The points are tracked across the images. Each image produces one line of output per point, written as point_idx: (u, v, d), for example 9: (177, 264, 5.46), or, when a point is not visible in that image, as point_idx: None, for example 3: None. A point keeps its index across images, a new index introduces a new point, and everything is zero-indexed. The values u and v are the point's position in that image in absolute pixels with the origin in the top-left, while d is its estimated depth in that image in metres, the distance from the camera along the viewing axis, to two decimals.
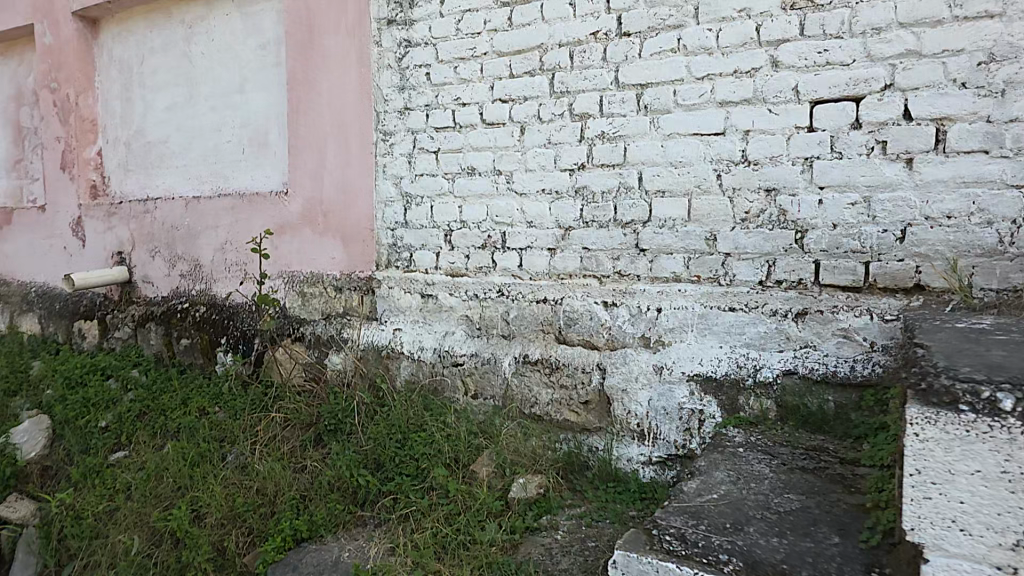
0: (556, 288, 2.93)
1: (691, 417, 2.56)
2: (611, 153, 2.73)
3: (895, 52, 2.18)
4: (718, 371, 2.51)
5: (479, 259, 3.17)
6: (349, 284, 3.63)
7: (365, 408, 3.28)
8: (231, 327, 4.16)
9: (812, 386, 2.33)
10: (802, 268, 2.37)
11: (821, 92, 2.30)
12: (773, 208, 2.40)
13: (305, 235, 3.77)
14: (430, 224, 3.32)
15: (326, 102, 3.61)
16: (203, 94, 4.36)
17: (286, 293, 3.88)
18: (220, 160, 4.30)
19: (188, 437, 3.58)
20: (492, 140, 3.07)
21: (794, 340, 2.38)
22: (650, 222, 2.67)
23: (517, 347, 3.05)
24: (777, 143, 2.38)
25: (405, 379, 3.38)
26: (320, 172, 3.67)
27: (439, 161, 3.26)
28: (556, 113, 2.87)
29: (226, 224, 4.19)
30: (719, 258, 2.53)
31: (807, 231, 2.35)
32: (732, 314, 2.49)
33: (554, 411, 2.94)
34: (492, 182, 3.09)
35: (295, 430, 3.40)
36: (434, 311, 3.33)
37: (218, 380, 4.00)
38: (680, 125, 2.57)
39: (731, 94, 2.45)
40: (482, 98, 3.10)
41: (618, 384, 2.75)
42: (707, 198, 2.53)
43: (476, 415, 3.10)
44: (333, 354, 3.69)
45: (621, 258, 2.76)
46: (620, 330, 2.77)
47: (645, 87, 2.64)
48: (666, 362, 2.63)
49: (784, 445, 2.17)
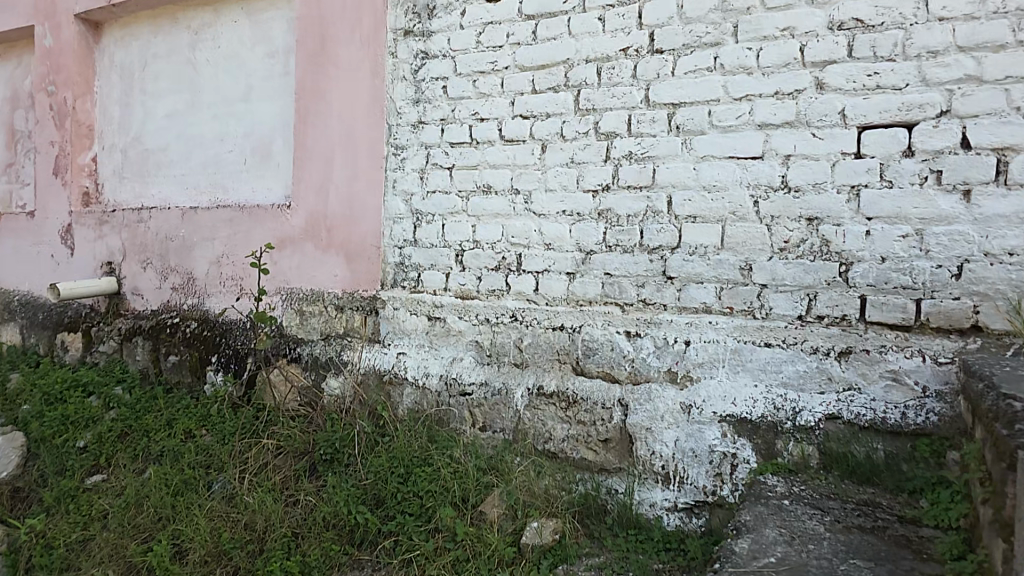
0: (574, 315, 2.75)
1: (722, 461, 2.37)
2: (639, 173, 2.58)
3: (951, 78, 2.05)
4: (753, 413, 2.33)
5: (492, 281, 2.99)
6: (351, 303, 3.43)
7: (364, 439, 3.06)
8: (223, 345, 3.93)
9: (858, 431, 2.15)
10: (847, 304, 2.21)
11: (871, 117, 2.15)
12: (815, 238, 2.25)
13: (307, 249, 3.58)
14: (441, 243, 3.15)
15: (335, 113, 3.46)
16: (206, 101, 4.20)
17: (284, 310, 3.67)
18: (220, 170, 4.13)
19: (173, 462, 3.35)
20: (511, 157, 2.92)
21: (837, 380, 2.21)
22: (680, 248, 2.50)
23: (530, 377, 2.85)
24: (821, 169, 2.23)
25: (407, 407, 3.16)
26: (326, 185, 3.50)
27: (453, 178, 3.10)
28: (580, 131, 2.73)
29: (224, 237, 4.00)
30: (753, 289, 2.37)
31: (853, 263, 2.19)
32: (768, 350, 2.32)
33: (569, 448, 2.73)
34: (509, 201, 2.93)
35: (287, 458, 3.16)
36: (442, 336, 3.13)
37: (207, 401, 3.75)
38: (715, 147, 2.42)
39: (771, 116, 2.31)
40: (502, 114, 2.95)
41: (641, 422, 2.56)
42: (743, 225, 2.37)
43: (483, 449, 2.89)
44: (331, 378, 3.43)
45: (647, 286, 2.58)
46: (644, 362, 2.58)
47: (677, 107, 2.50)
48: (695, 401, 2.45)
49: (833, 499, 2.01)
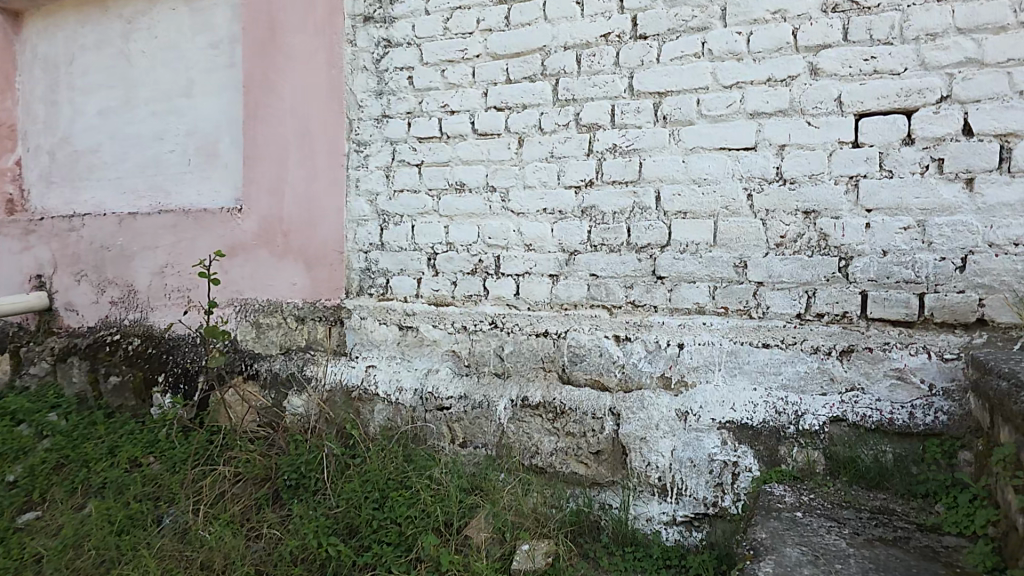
0: (558, 321, 2.58)
1: (723, 471, 2.23)
2: (625, 167, 2.43)
3: (951, 61, 1.97)
4: (754, 418, 2.19)
5: (468, 286, 2.78)
6: (313, 314, 3.16)
7: (333, 462, 2.76)
8: (171, 363, 3.58)
9: (864, 433, 2.04)
10: (847, 300, 2.10)
11: (868, 103, 2.06)
12: (813, 232, 2.14)
13: (261, 256, 3.28)
14: (410, 246, 2.92)
15: (288, 106, 3.17)
16: (142, 97, 3.83)
17: (237, 324, 3.36)
18: (160, 171, 3.77)
19: (116, 495, 2.99)
20: (485, 153, 2.74)
21: (839, 380, 2.11)
22: (670, 247, 2.37)
23: (512, 389, 2.65)
24: (817, 159, 2.13)
25: (380, 425, 2.91)
26: (280, 185, 3.21)
27: (422, 176, 2.89)
28: (560, 123, 2.56)
29: (167, 245, 3.66)
30: (749, 287, 2.25)
31: (853, 258, 2.10)
32: (766, 351, 2.21)
33: (559, 463, 2.55)
34: (485, 199, 2.74)
35: (247, 485, 2.87)
36: (415, 346, 2.92)
37: (154, 425, 3.41)
38: (705, 138, 2.30)
39: (764, 104, 2.19)
40: (473, 105, 2.77)
41: (635, 433, 2.39)
42: (736, 221, 2.26)
43: (465, 467, 2.67)
44: (293, 396, 3.16)
45: (635, 287, 2.44)
46: (635, 368, 2.43)
47: (663, 95, 2.36)
48: (691, 409, 2.30)
49: (846, 509, 1.88)
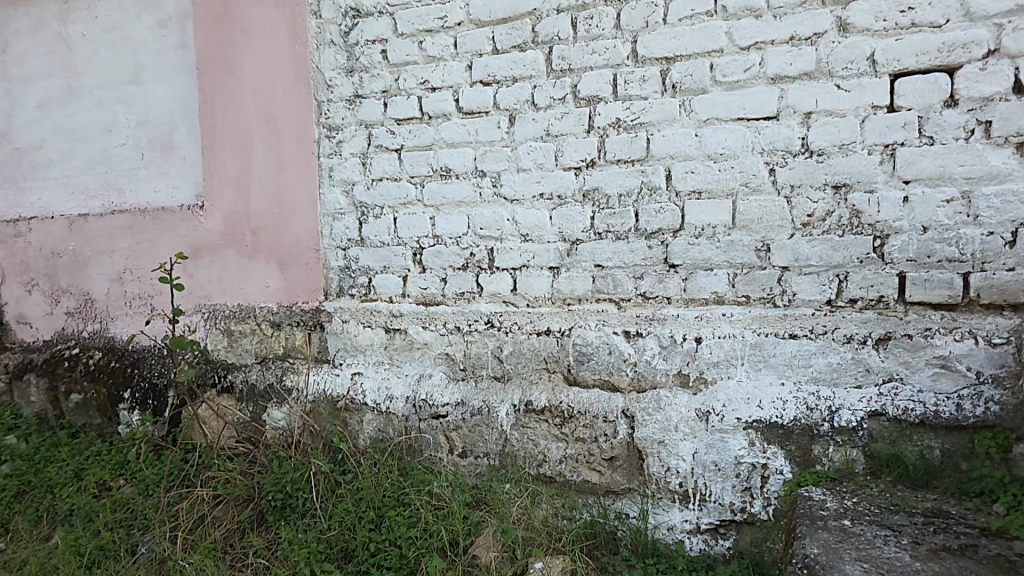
0: (560, 317, 2.35)
1: (751, 474, 2.01)
2: (631, 145, 2.24)
3: (1000, 10, 1.81)
4: (785, 416, 1.99)
5: (460, 283, 2.53)
6: (290, 318, 2.88)
7: (322, 481, 2.46)
8: (136, 378, 3.26)
9: (907, 428, 1.86)
10: (884, 283, 1.94)
11: (906, 61, 1.90)
12: (843, 209, 1.99)
13: (228, 257, 2.97)
14: (393, 240, 2.65)
15: (250, 89, 2.85)
16: (86, 85, 3.45)
17: (206, 333, 3.05)
18: (111, 168, 3.41)
19: (85, 523, 2.71)
20: (471, 133, 2.49)
21: (876, 371, 1.93)
22: (683, 231, 2.18)
23: (514, 393, 2.40)
24: (848, 127, 1.97)
25: (370, 437, 2.63)
26: (245, 178, 2.91)
27: (403, 163, 2.62)
28: (556, 97, 2.34)
29: (125, 248, 3.32)
30: (773, 273, 2.07)
31: (890, 236, 1.94)
32: (794, 342, 2.02)
33: (569, 471, 2.29)
34: (474, 186, 2.49)
35: (228, 507, 2.59)
36: (403, 350, 2.64)
37: (124, 445, 3.11)
38: (721, 107, 2.12)
39: (787, 66, 2.03)
40: (457, 80, 2.51)
41: (652, 436, 2.15)
42: (757, 199, 2.09)
43: (466, 479, 2.41)
44: (273, 408, 2.87)
45: (645, 277, 2.24)
46: (648, 365, 2.21)
47: (671, 61, 2.18)
48: (713, 407, 2.08)
49: (896, 512, 1.67)
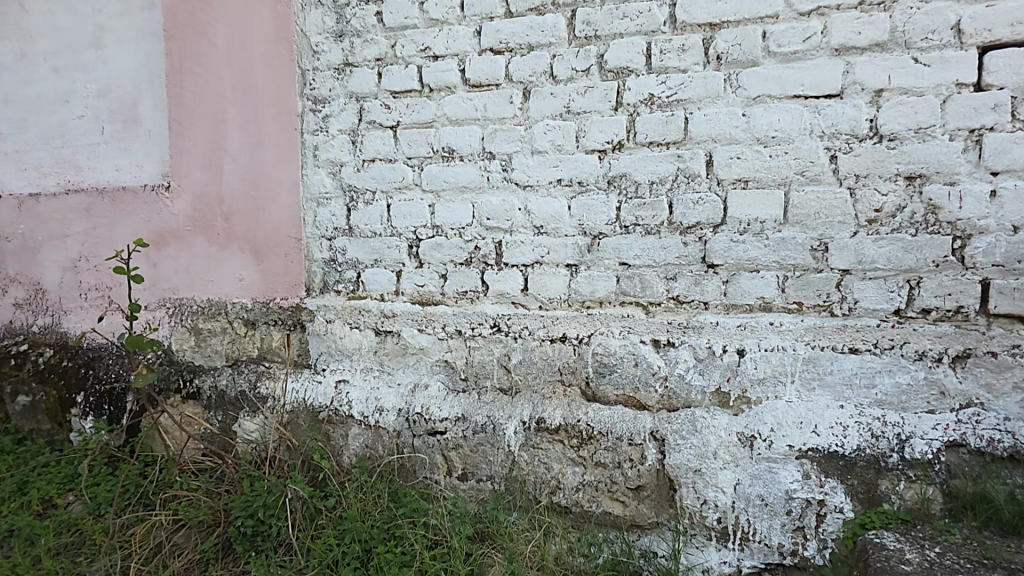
0: (579, 322, 2.05)
1: (805, 512, 1.73)
2: (666, 124, 1.94)
3: None
4: (846, 446, 1.71)
5: (462, 280, 2.21)
6: (266, 316, 2.52)
7: (300, 508, 2.10)
8: (92, 380, 2.87)
9: (991, 463, 1.61)
10: (963, 291, 1.68)
11: (998, 32, 1.66)
12: (917, 203, 1.73)
13: (197, 245, 2.60)
14: (386, 230, 2.32)
15: (224, 53, 2.49)
16: (40, 49, 3.00)
17: (169, 331, 2.66)
18: (68, 142, 2.98)
19: (22, 551, 2.25)
20: (479, 109, 2.17)
21: (952, 395, 1.68)
22: (724, 226, 1.90)
23: (524, 408, 2.08)
24: (926, 108, 1.72)
25: (356, 454, 2.29)
26: (218, 156, 2.54)
27: (399, 141, 2.29)
28: (578, 69, 2.04)
29: (80, 233, 2.93)
30: (830, 277, 1.80)
31: (973, 236, 1.69)
32: (855, 358, 1.75)
33: (587, 501, 1.99)
34: (481, 169, 2.17)
35: (191, 534, 2.23)
36: (396, 355, 2.32)
37: (75, 456, 2.69)
38: (774, 83, 1.84)
39: (854, 35, 1.77)
40: (463, 48, 2.18)
41: (687, 463, 1.85)
42: (815, 189, 1.82)
43: (465, 506, 2.09)
44: (244, 418, 2.51)
45: (679, 278, 1.95)
46: (682, 382, 1.92)
47: (716, 28, 1.89)
48: (760, 432, 1.79)
49: (994, 569, 1.42)
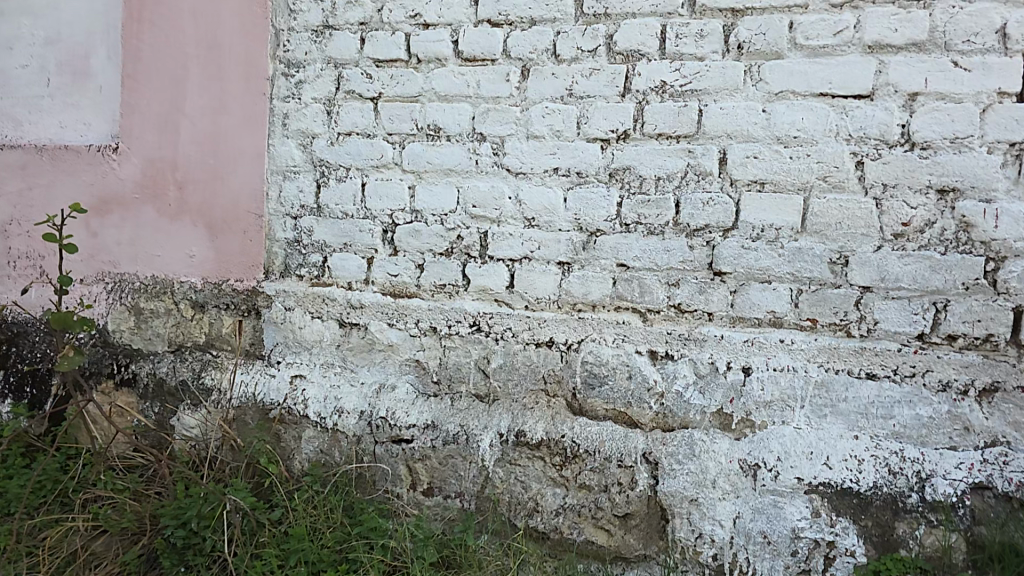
0: (568, 327, 1.84)
1: (812, 554, 1.56)
2: (678, 116, 1.76)
3: None
4: (861, 482, 1.55)
5: (440, 272, 1.98)
6: (218, 300, 2.24)
7: (240, 522, 1.83)
8: (14, 360, 2.50)
9: (1018, 509, 1.48)
10: (993, 318, 1.55)
11: None
12: (949, 219, 1.58)
13: (145, 216, 2.31)
14: (360, 211, 2.08)
15: (189, 4, 2.22)
16: None
17: (106, 310, 2.35)
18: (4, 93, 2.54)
19: None
20: (471, 85, 1.94)
21: (977, 432, 1.54)
22: (735, 231, 1.72)
23: (501, 419, 1.87)
24: (965, 116, 1.57)
25: (309, 460, 2.04)
26: (175, 116, 2.26)
27: (380, 115, 2.05)
28: (584, 49, 1.84)
29: (10, 193, 2.52)
30: (849, 294, 1.63)
31: (1008, 259, 1.54)
32: (872, 385, 1.60)
33: (567, 527, 1.78)
34: (470, 151, 1.95)
35: (112, 543, 1.93)
36: (361, 352, 2.07)
37: None
38: (798, 78, 1.67)
39: (890, 33, 1.61)
40: (458, 17, 1.96)
41: (683, 492, 1.66)
42: (838, 197, 1.65)
43: (429, 526, 1.86)
44: (184, 413, 2.22)
45: (682, 285, 1.76)
46: (680, 400, 1.73)
47: (739, 15, 1.72)
48: (766, 461, 1.62)
49: None
